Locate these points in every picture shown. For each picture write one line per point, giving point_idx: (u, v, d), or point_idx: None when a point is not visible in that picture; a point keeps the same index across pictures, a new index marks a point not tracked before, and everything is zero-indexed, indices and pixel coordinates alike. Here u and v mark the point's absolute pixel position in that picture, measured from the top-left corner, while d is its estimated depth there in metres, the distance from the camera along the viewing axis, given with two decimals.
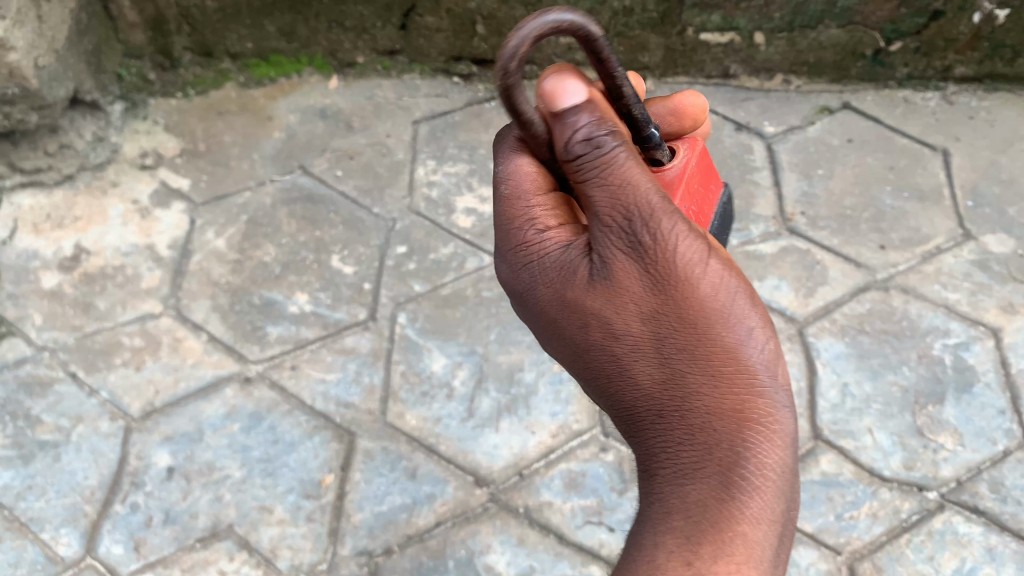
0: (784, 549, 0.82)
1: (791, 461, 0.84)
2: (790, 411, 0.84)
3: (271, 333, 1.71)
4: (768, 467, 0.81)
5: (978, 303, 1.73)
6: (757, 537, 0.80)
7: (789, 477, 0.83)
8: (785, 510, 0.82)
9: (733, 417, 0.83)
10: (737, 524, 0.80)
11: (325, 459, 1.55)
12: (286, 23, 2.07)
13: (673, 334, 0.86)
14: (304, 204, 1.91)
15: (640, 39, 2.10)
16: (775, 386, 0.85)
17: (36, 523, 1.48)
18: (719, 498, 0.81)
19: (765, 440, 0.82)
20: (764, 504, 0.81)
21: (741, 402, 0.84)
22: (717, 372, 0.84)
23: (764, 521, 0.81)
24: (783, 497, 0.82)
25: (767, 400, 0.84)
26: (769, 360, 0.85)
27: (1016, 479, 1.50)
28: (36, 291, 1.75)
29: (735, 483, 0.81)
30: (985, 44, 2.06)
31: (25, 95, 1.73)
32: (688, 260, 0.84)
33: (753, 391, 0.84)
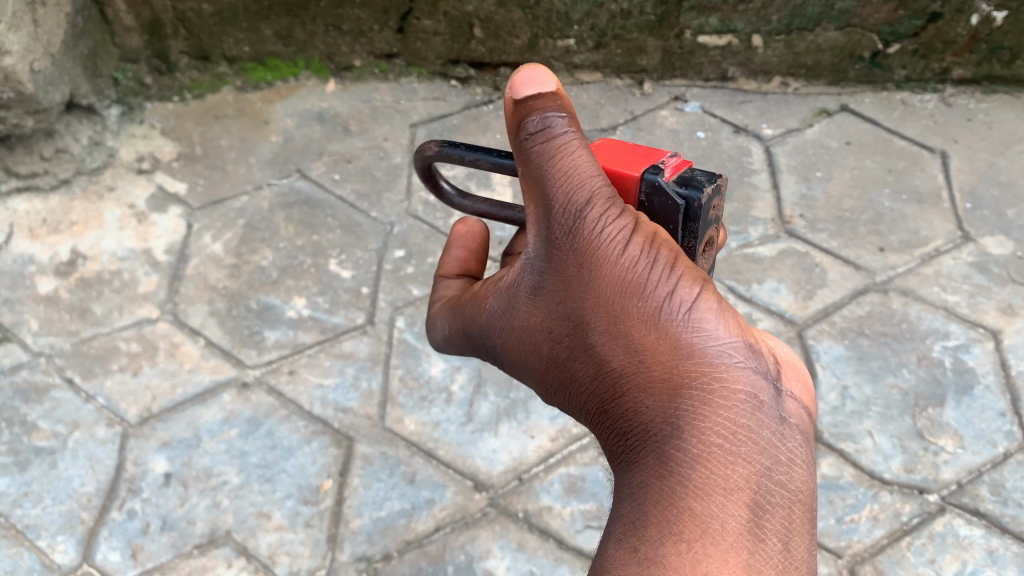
0: (755, 517, 0.76)
1: (743, 422, 0.80)
2: (731, 372, 0.82)
3: (268, 338, 1.70)
4: (705, 436, 0.79)
5: (978, 305, 1.73)
6: (709, 509, 0.76)
7: (743, 439, 0.79)
8: (747, 474, 0.78)
9: (665, 391, 0.83)
10: (681, 500, 0.77)
11: (323, 465, 1.54)
12: (283, 26, 2.07)
13: (594, 319, 0.86)
14: (302, 208, 1.91)
15: (638, 41, 2.11)
16: (704, 347, 0.83)
17: (32, 530, 1.47)
18: (658, 476, 0.80)
19: (697, 406, 0.81)
20: (709, 474, 0.78)
21: (668, 374, 0.83)
22: (642, 349, 0.84)
23: (715, 491, 0.77)
24: (734, 463, 0.78)
25: (697, 367, 0.82)
26: (697, 323, 0.83)
27: (1017, 481, 1.50)
28: (32, 296, 1.74)
29: (671, 456, 0.80)
30: (983, 47, 2.07)
31: (21, 99, 1.72)
32: (592, 239, 0.85)
33: (682, 361, 0.83)
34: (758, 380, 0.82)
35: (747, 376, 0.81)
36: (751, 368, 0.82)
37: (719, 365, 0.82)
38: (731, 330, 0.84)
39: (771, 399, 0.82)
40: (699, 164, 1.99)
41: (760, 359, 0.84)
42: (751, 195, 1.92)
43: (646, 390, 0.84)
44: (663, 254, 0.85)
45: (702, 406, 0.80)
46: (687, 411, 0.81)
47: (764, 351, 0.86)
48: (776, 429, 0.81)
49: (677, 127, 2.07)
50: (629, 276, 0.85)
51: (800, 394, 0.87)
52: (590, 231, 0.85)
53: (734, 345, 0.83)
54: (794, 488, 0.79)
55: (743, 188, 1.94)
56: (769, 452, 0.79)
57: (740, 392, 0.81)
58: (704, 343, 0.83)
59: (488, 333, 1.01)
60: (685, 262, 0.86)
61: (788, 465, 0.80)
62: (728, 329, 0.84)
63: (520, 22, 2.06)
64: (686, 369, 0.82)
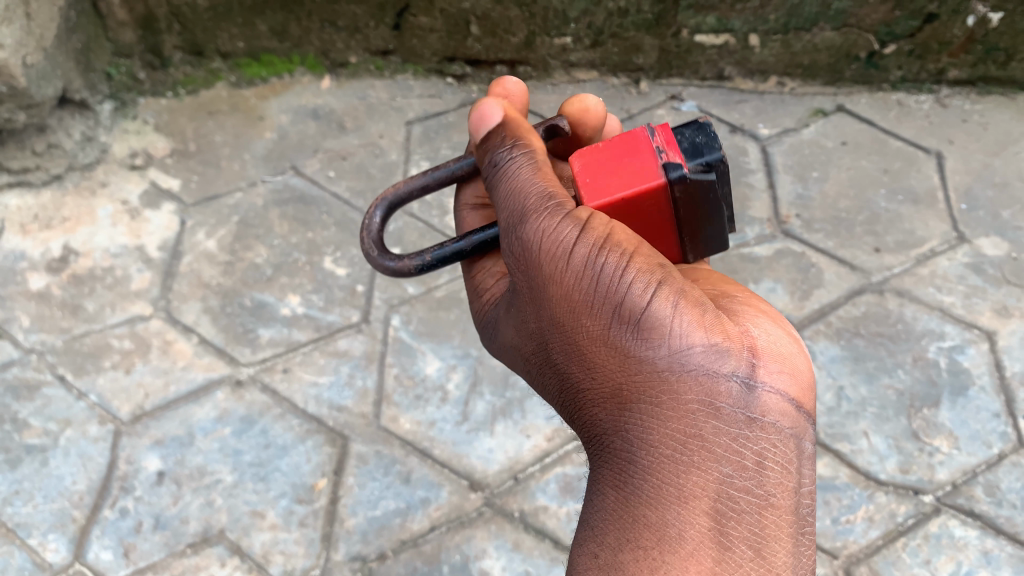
0: (716, 524, 0.82)
1: (694, 431, 0.85)
2: (678, 377, 0.86)
3: (262, 335, 1.69)
4: (652, 448, 0.86)
5: (973, 306, 1.73)
6: (666, 518, 0.84)
7: (695, 450, 0.84)
8: (703, 481, 0.83)
9: (616, 403, 0.90)
10: (637, 509, 0.85)
11: (318, 464, 1.53)
12: (278, 22, 2.05)
13: (549, 340, 0.95)
14: (296, 205, 1.89)
15: (635, 40, 2.11)
16: (654, 357, 0.87)
17: (23, 529, 1.45)
18: (615, 487, 0.89)
19: (647, 419, 0.87)
20: (658, 485, 0.85)
21: (623, 388, 0.89)
22: (596, 362, 0.91)
23: (668, 500, 0.84)
24: (681, 473, 0.84)
25: (643, 381, 0.88)
26: (641, 334, 0.88)
27: (1011, 482, 1.51)
28: (23, 293, 1.72)
29: (627, 468, 0.88)
30: (979, 47, 2.07)
31: (13, 94, 1.71)
32: (546, 251, 0.91)
33: (630, 374, 0.88)
34: (711, 387, 0.85)
35: (696, 385, 0.85)
36: (703, 376, 0.85)
37: (669, 375, 0.86)
38: (688, 335, 0.86)
39: (730, 402, 0.85)
40: None
41: (717, 365, 0.85)
42: (747, 195, 1.92)
43: (601, 404, 0.92)
44: (612, 257, 0.88)
45: (653, 417, 0.87)
46: (637, 423, 0.88)
47: (728, 347, 0.86)
48: (735, 434, 0.84)
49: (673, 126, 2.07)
50: (573, 302, 0.91)
51: (782, 386, 0.87)
52: (542, 242, 0.92)
53: (687, 351, 0.86)
54: (761, 490, 0.84)
55: (740, 188, 1.94)
56: (727, 458, 0.84)
57: (691, 403, 0.85)
58: (654, 355, 0.87)
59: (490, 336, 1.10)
60: (638, 262, 0.89)
61: (748, 469, 0.84)
62: (681, 335, 0.86)
63: (517, 20, 2.05)
64: (638, 382, 0.88)
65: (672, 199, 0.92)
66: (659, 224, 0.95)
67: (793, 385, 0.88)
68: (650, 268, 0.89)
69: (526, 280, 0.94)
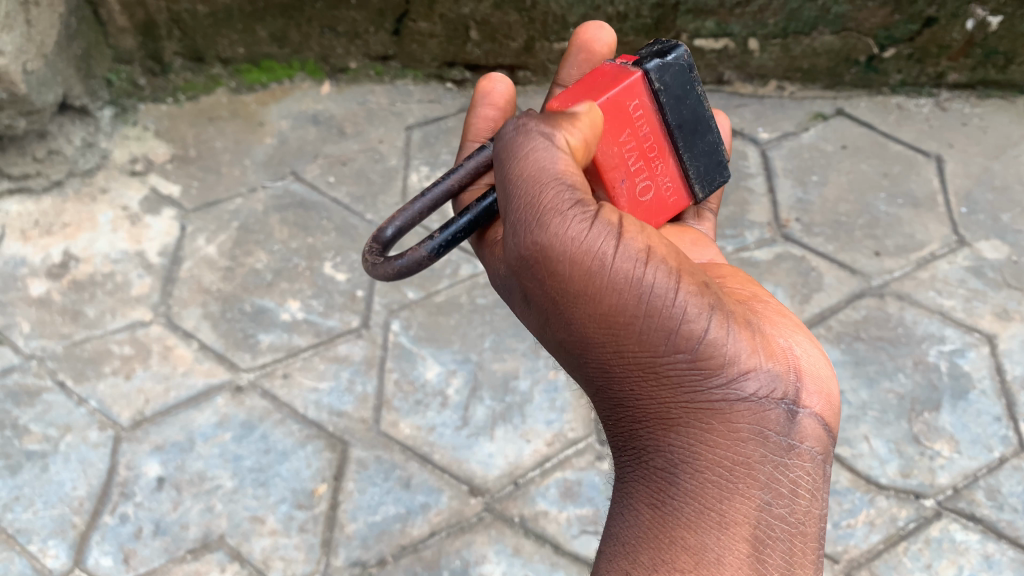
0: (753, 552, 0.88)
1: (743, 458, 0.92)
2: (730, 402, 0.93)
3: (262, 341, 1.69)
4: (702, 469, 0.92)
5: (974, 309, 1.73)
6: (705, 542, 0.89)
7: (741, 477, 0.91)
8: (745, 510, 0.90)
9: (662, 421, 0.96)
10: (676, 532, 0.91)
11: (318, 469, 1.53)
12: (278, 28, 2.06)
13: (585, 351, 0.96)
14: (296, 210, 1.89)
15: (633, 45, 2.08)
16: (709, 383, 0.93)
17: (23, 535, 1.45)
18: (655, 505, 0.94)
19: (694, 444, 0.94)
20: (700, 505, 0.92)
21: (673, 410, 0.94)
22: (645, 379, 0.95)
23: (711, 526, 0.90)
24: (727, 496, 0.91)
25: (695, 407, 0.94)
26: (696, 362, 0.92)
27: (1012, 486, 1.50)
28: (24, 299, 1.72)
29: (670, 489, 0.94)
30: (978, 51, 2.07)
31: (13, 100, 1.71)
32: (574, 261, 0.90)
33: (682, 396, 0.94)
34: (762, 416, 0.92)
35: (750, 414, 0.93)
36: (756, 404, 0.93)
37: (722, 402, 0.93)
38: (744, 364, 0.93)
39: (779, 430, 0.93)
40: None
41: (770, 392, 0.93)
42: (747, 199, 1.92)
43: (646, 421, 0.97)
44: (664, 279, 0.90)
45: (701, 444, 0.93)
46: (683, 446, 0.94)
47: (775, 378, 0.94)
48: (778, 462, 0.92)
49: None
50: (619, 318, 0.92)
51: (822, 414, 0.96)
52: (586, 251, 0.90)
53: (740, 381, 0.92)
54: (794, 519, 0.90)
55: (739, 192, 1.94)
56: (769, 487, 0.91)
57: (741, 430, 0.92)
58: (709, 382, 0.93)
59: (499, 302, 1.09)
60: (690, 287, 0.91)
61: (787, 497, 0.91)
62: (736, 364, 0.92)
63: (516, 25, 2.06)
64: (689, 406, 0.94)
65: (652, 91, 1.03)
66: (650, 124, 1.05)
67: (828, 409, 0.97)
68: (708, 293, 0.92)
69: (551, 287, 0.92)
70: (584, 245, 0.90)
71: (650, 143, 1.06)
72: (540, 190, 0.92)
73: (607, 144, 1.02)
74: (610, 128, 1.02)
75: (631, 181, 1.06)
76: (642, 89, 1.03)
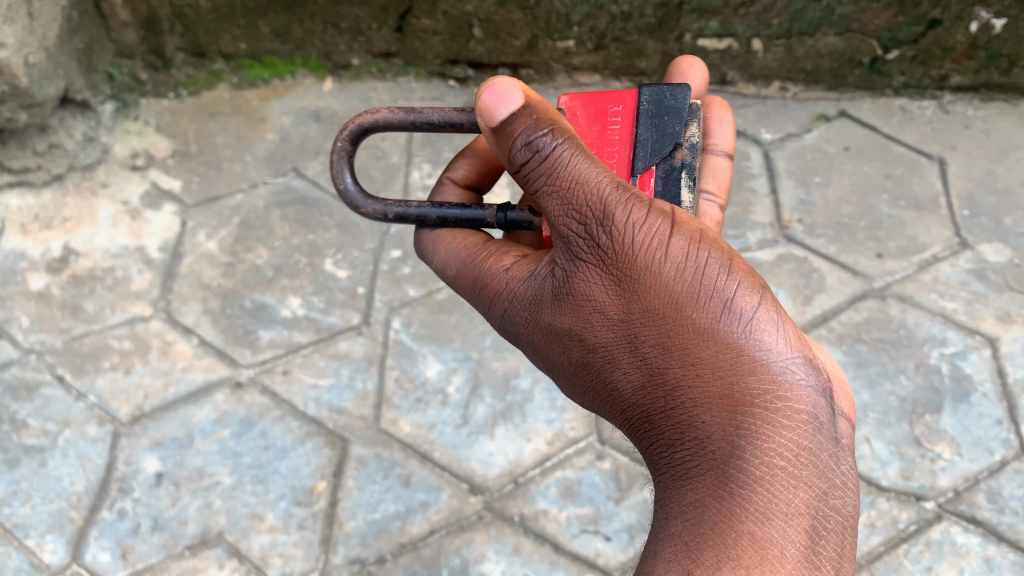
0: (811, 542, 0.81)
1: (802, 443, 0.84)
2: (783, 379, 0.86)
3: (262, 337, 1.68)
4: (765, 456, 0.83)
5: (976, 312, 1.73)
6: (770, 535, 0.80)
7: (803, 463, 0.83)
8: (806, 497, 0.82)
9: (719, 407, 0.86)
10: (741, 523, 0.81)
11: (317, 466, 1.52)
12: (280, 23, 2.05)
13: (646, 330, 0.89)
14: (297, 206, 1.89)
15: (638, 44, 2.11)
16: (767, 361, 0.87)
17: (21, 530, 1.45)
18: (718, 497, 0.83)
19: (759, 425, 0.84)
20: (765, 498, 0.82)
21: (725, 392, 0.86)
22: (693, 368, 0.88)
23: (777, 515, 0.81)
24: (790, 485, 0.82)
25: (752, 383, 0.86)
26: (754, 333, 0.87)
27: (1013, 489, 1.50)
28: (23, 292, 1.71)
29: (732, 475, 0.83)
30: (982, 54, 2.06)
31: (15, 93, 1.70)
32: (647, 237, 0.88)
33: (737, 378, 0.86)
34: (814, 403, 0.86)
35: (805, 395, 0.86)
36: (808, 389, 0.87)
37: (780, 383, 0.86)
38: (791, 344, 0.88)
39: (827, 418, 0.87)
40: None
41: (814, 376, 0.88)
42: (750, 200, 1.92)
43: (704, 404, 0.87)
44: (718, 257, 0.88)
45: (762, 425, 0.84)
46: (746, 427, 0.84)
47: (817, 366, 0.90)
48: (830, 448, 0.85)
49: None
50: (683, 283, 0.88)
51: (848, 412, 0.91)
52: (648, 235, 0.88)
53: (792, 361, 0.87)
54: (847, 512, 0.84)
55: (742, 192, 1.94)
56: (827, 475, 0.84)
57: (800, 411, 0.85)
58: (764, 358, 0.87)
59: (517, 317, 1.01)
60: (742, 267, 0.89)
61: (844, 487, 0.85)
62: (785, 345, 0.88)
63: (520, 23, 2.06)
64: (744, 387, 0.86)
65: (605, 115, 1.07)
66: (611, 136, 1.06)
67: (851, 408, 0.93)
68: (757, 275, 0.90)
69: (622, 258, 0.88)
70: (648, 221, 0.88)
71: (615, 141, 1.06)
72: (586, 185, 0.89)
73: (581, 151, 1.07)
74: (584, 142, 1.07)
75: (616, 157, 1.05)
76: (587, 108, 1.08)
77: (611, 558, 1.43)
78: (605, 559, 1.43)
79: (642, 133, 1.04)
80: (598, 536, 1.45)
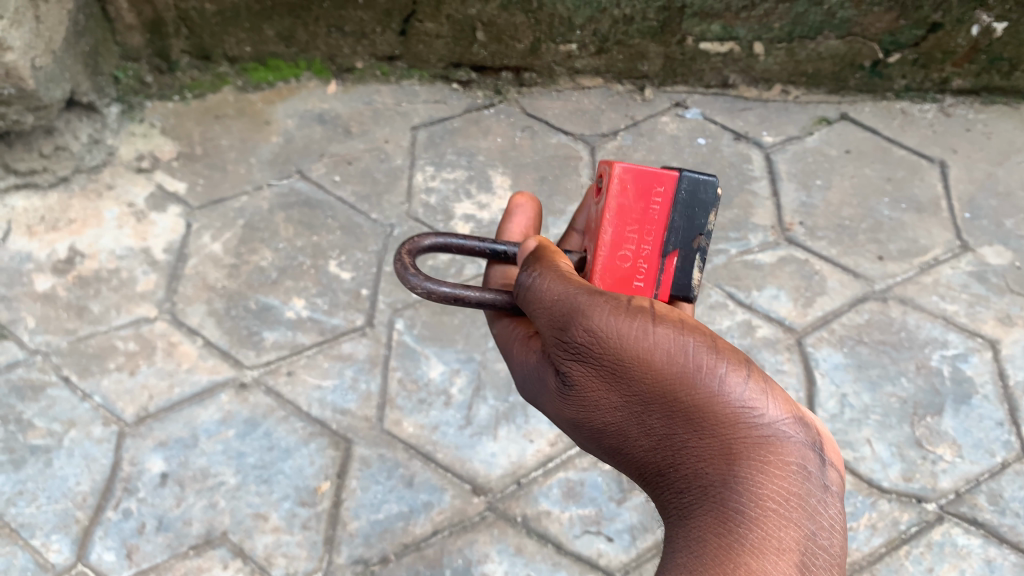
0: None
1: (793, 489, 0.74)
2: (776, 433, 0.77)
3: (267, 338, 1.70)
4: (759, 501, 0.74)
5: (977, 314, 1.73)
6: (764, 568, 0.69)
7: (794, 506, 0.73)
8: (797, 535, 0.71)
9: (715, 461, 0.78)
10: (735, 557, 0.71)
11: (321, 467, 1.53)
12: (285, 27, 2.07)
13: (640, 400, 0.83)
14: (301, 208, 1.90)
15: (640, 47, 2.12)
16: (757, 422, 0.78)
17: (26, 530, 1.45)
18: (712, 536, 0.74)
19: (753, 473, 0.75)
20: (759, 538, 0.71)
21: (718, 443, 0.79)
22: (684, 433, 0.81)
23: (770, 551, 0.70)
24: (786, 528, 0.72)
25: (743, 435, 0.78)
26: (745, 397, 0.79)
27: (1014, 491, 1.50)
28: (29, 294, 1.72)
29: (724, 519, 0.74)
30: (983, 57, 2.07)
31: (22, 96, 1.71)
32: (624, 328, 0.83)
33: (727, 433, 0.78)
34: (807, 454, 0.77)
35: (797, 449, 0.76)
36: (802, 445, 0.77)
37: (770, 436, 0.77)
38: (788, 408, 0.79)
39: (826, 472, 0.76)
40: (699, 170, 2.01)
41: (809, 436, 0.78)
42: (751, 203, 1.93)
43: (698, 459, 0.80)
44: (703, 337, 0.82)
45: (756, 472, 0.76)
46: (741, 476, 0.76)
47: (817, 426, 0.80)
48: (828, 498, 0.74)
49: (677, 134, 2.09)
50: (669, 358, 0.81)
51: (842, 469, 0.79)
52: (627, 322, 0.83)
53: (789, 420, 0.78)
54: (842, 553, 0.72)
55: (743, 195, 1.95)
56: (819, 518, 0.73)
57: (794, 462, 0.76)
58: (753, 417, 0.78)
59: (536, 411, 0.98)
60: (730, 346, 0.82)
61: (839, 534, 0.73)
62: (781, 408, 0.79)
63: (523, 26, 2.07)
64: (736, 437, 0.78)
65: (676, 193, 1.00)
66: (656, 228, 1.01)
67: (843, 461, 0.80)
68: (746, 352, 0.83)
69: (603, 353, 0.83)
70: (624, 316, 0.84)
71: (642, 228, 1.01)
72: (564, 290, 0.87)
73: (625, 224, 1.01)
74: (635, 215, 1.01)
75: (635, 249, 1.01)
76: (671, 182, 1.00)
77: (614, 558, 1.44)
78: (608, 560, 1.43)
79: (676, 223, 1.00)
80: (600, 536, 1.46)
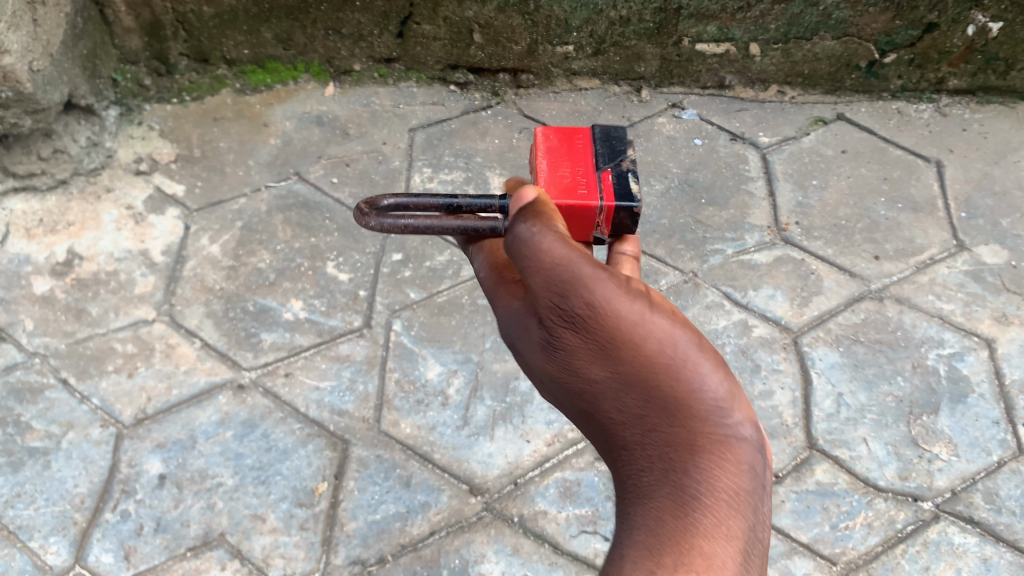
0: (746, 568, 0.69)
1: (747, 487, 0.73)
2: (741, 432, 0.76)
3: (265, 340, 1.70)
4: (719, 491, 0.72)
5: (972, 313, 1.74)
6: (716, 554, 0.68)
7: (743, 500, 0.72)
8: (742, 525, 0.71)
9: (683, 446, 0.75)
10: (691, 539, 0.69)
11: (319, 467, 1.54)
12: (283, 30, 2.07)
13: (625, 379, 0.78)
14: (299, 210, 1.91)
15: (636, 48, 2.13)
16: (725, 418, 0.76)
17: (24, 531, 1.45)
18: (666, 513, 0.72)
19: (713, 464, 0.73)
20: (717, 523, 0.70)
21: (688, 431, 0.75)
22: (660, 416, 0.77)
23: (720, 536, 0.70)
24: (739, 518, 0.71)
25: (711, 427, 0.75)
26: (722, 398, 0.76)
27: (1011, 489, 1.51)
28: (27, 296, 1.73)
29: (685, 500, 0.72)
30: (978, 57, 2.08)
31: (19, 99, 1.72)
32: (623, 311, 0.77)
33: (698, 422, 0.76)
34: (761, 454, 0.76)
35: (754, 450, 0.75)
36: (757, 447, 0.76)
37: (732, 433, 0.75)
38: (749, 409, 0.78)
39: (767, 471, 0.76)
40: (696, 171, 2.02)
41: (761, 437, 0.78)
42: (747, 203, 1.94)
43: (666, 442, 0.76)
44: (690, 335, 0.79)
45: (718, 463, 0.73)
46: (703, 467, 0.73)
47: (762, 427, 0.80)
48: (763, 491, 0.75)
49: (674, 134, 2.10)
50: (660, 349, 0.77)
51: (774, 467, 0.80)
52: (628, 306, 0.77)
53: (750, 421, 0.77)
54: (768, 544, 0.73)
55: (740, 196, 1.96)
56: (759, 511, 0.73)
57: (751, 460, 0.75)
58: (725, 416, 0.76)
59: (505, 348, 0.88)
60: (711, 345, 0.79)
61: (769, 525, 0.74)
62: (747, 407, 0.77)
63: (519, 28, 2.08)
64: (704, 429, 0.75)
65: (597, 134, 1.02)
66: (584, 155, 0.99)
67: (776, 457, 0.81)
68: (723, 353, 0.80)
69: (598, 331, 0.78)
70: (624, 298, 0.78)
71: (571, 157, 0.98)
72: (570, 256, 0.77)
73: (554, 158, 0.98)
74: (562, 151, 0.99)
75: (569, 171, 0.96)
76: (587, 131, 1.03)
77: None
78: (604, 560, 1.44)
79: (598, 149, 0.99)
80: (596, 536, 1.46)
